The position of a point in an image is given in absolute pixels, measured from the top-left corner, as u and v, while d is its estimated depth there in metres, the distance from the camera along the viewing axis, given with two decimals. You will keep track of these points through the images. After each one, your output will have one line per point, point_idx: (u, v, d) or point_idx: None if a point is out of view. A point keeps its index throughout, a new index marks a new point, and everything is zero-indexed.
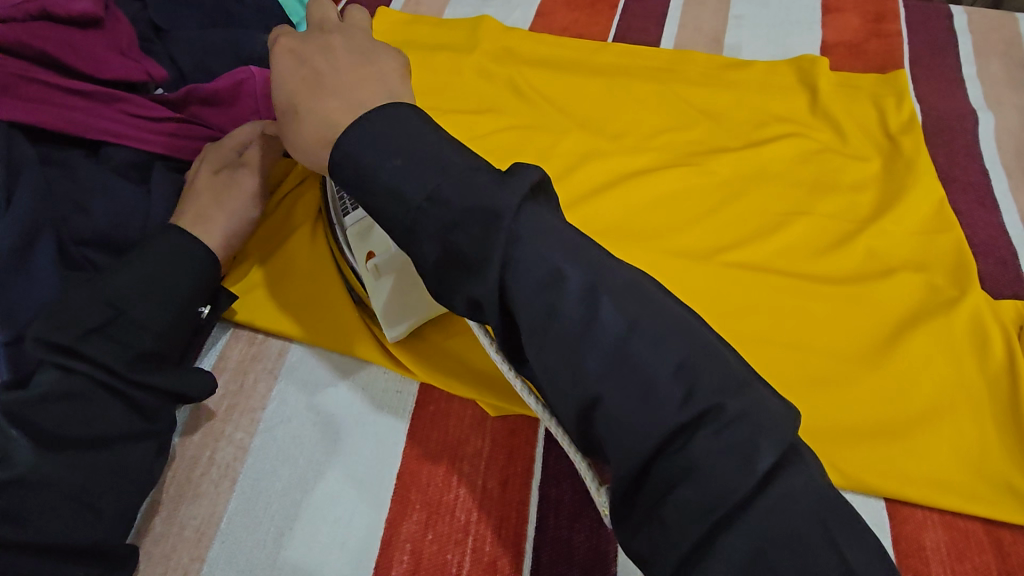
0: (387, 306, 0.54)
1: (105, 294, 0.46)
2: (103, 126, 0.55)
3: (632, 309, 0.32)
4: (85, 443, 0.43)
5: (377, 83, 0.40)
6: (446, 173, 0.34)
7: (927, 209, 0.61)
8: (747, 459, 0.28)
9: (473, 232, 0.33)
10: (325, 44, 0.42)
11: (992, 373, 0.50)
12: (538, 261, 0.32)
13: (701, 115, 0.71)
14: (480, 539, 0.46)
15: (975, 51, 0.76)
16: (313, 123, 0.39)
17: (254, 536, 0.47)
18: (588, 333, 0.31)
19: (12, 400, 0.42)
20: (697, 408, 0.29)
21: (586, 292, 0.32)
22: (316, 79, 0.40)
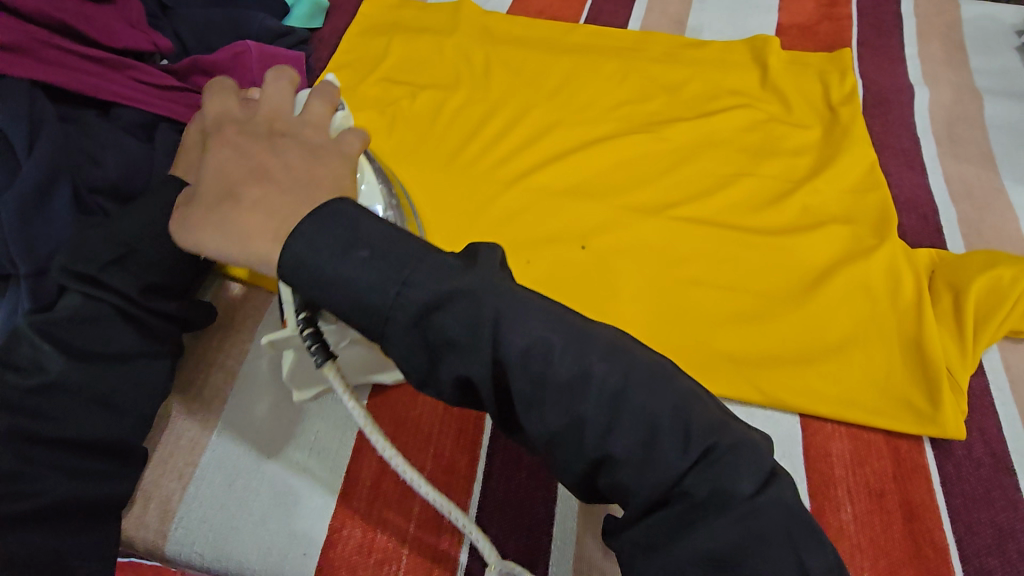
0: (295, 373, 0.54)
1: (119, 232, 0.51)
2: (115, 90, 0.62)
3: (624, 363, 0.33)
4: (103, 359, 0.49)
5: (331, 179, 0.38)
6: (411, 264, 0.33)
7: (859, 170, 0.67)
8: (740, 487, 0.31)
9: (458, 311, 0.32)
10: (270, 141, 0.40)
11: (903, 308, 0.56)
12: (523, 333, 0.32)
13: (660, 89, 0.77)
14: (441, 447, 0.53)
15: (918, 32, 0.82)
16: (255, 219, 0.36)
17: (243, 447, 0.53)
18: (586, 395, 0.32)
19: (38, 320, 0.48)
20: (694, 450, 0.31)
21: (576, 355, 0.33)
22: (259, 174, 0.38)
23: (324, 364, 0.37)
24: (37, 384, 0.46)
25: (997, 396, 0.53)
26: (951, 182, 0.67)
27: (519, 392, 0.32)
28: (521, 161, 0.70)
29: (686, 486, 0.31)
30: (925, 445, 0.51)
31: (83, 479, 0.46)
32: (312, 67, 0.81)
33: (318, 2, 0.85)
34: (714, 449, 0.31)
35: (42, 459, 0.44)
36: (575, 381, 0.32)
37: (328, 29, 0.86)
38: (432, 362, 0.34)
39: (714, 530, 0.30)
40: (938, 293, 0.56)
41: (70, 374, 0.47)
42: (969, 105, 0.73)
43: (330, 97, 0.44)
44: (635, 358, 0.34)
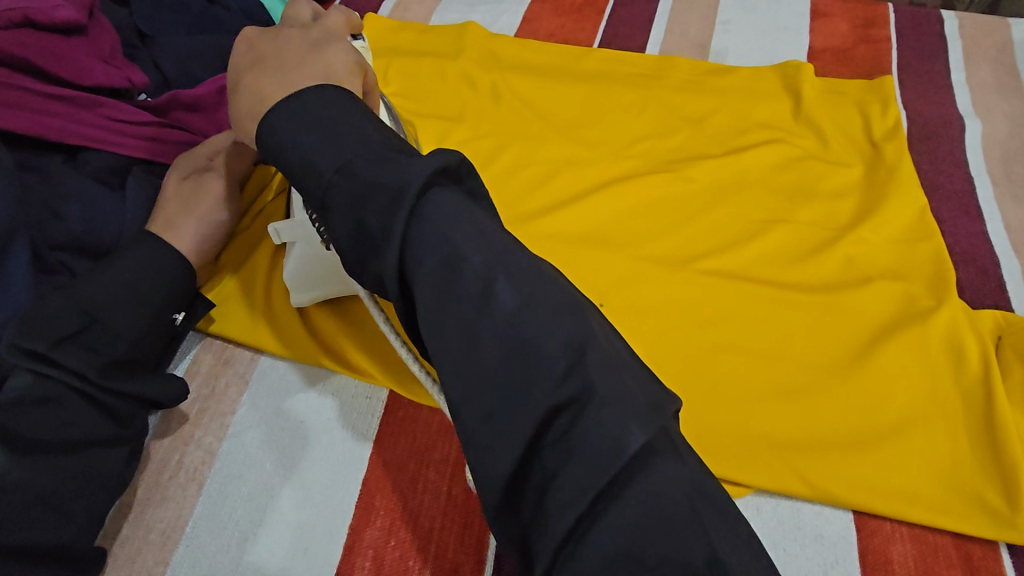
0: (294, 275, 0.56)
1: (79, 300, 0.46)
2: (83, 132, 0.56)
3: (528, 289, 0.31)
4: (54, 447, 0.43)
5: (315, 68, 0.41)
6: (360, 146, 0.34)
7: (908, 216, 0.60)
8: (629, 439, 0.28)
9: (379, 206, 0.32)
10: (278, 38, 0.43)
11: (969, 384, 0.49)
12: (436, 241, 0.31)
13: (682, 121, 0.70)
14: (442, 545, 0.46)
15: (965, 57, 0.75)
16: (246, 99, 0.40)
17: (219, 541, 0.47)
18: (479, 312, 0.30)
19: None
20: (575, 384, 0.29)
21: (480, 270, 0.31)
22: (258, 63, 0.41)
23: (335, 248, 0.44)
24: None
25: None
26: (1013, 229, 0.60)
27: (422, 298, 0.31)
28: (529, 206, 0.64)
29: (565, 421, 0.29)
30: (1002, 551, 0.44)
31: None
32: None
33: None
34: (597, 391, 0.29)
35: None
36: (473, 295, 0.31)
37: None
38: (358, 252, 0.33)
39: (590, 481, 0.27)
40: (1009, 366, 0.49)
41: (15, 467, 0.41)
42: None
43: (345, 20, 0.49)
44: (559, 292, 0.32)
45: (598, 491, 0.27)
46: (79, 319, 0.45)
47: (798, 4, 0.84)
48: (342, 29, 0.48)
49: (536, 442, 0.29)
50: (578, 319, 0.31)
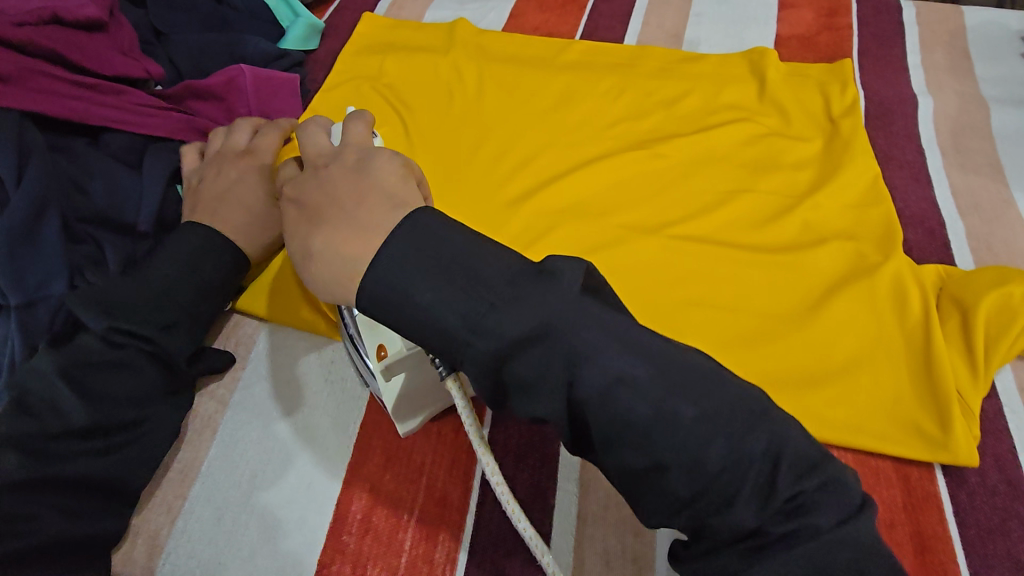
0: (402, 405, 0.50)
1: (149, 282, 0.51)
2: (107, 116, 0.62)
3: (704, 403, 0.31)
4: (120, 400, 0.48)
5: (374, 195, 0.37)
6: (480, 293, 0.32)
7: (862, 184, 0.65)
8: (823, 522, 0.30)
9: (532, 357, 0.31)
10: (318, 180, 0.40)
11: (910, 327, 0.54)
12: (600, 371, 0.31)
13: (656, 105, 0.76)
14: (433, 477, 0.51)
15: (921, 41, 0.81)
16: (328, 268, 0.36)
17: (231, 478, 0.52)
18: (671, 439, 0.30)
19: (59, 362, 0.48)
20: (780, 499, 0.30)
21: (657, 400, 0.30)
22: (317, 220, 0.38)
23: (447, 377, 0.39)
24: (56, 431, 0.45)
25: (1012, 419, 0.51)
26: (958, 194, 0.65)
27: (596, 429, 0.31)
28: (515, 187, 0.69)
29: (767, 533, 0.30)
30: (936, 471, 0.49)
31: (80, 519, 0.45)
32: (307, 89, 0.80)
33: (314, 24, 0.84)
34: (799, 493, 0.30)
35: (46, 499, 0.44)
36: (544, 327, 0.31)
37: (324, 51, 0.85)
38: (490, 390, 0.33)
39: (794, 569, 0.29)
40: (947, 311, 0.54)
41: (87, 417, 0.46)
42: (976, 114, 0.72)
43: (367, 119, 0.44)
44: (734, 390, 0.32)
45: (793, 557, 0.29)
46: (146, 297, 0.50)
47: None
48: (366, 134, 0.43)
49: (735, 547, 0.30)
50: (767, 424, 0.31)
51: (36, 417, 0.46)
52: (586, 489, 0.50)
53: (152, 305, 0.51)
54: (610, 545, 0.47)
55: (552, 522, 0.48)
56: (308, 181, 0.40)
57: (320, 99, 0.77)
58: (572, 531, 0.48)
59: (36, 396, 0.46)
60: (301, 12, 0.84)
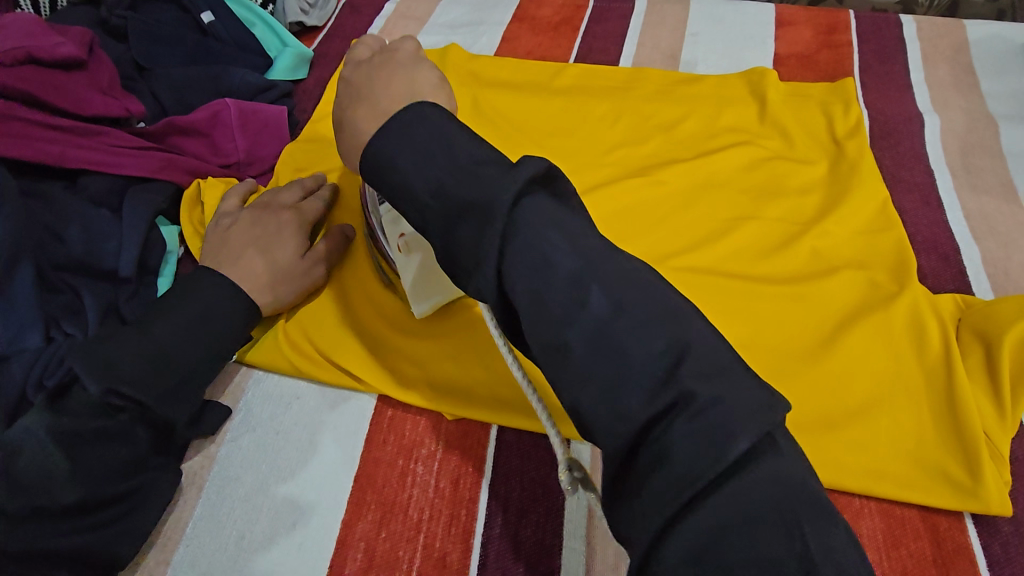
0: (415, 286, 0.54)
1: (151, 344, 0.49)
2: (84, 158, 0.60)
3: (620, 295, 0.30)
4: (114, 473, 0.46)
5: (407, 90, 0.42)
6: (450, 166, 0.34)
7: (871, 208, 0.63)
8: (726, 447, 0.26)
9: (472, 229, 0.32)
10: (367, 67, 0.44)
11: (931, 363, 0.51)
12: (528, 250, 0.31)
13: (654, 129, 0.74)
14: (431, 535, 0.48)
15: (923, 57, 0.79)
16: (350, 136, 0.42)
17: (216, 540, 0.48)
18: (574, 322, 0.30)
19: (53, 426, 0.45)
20: (668, 396, 0.28)
21: (571, 279, 0.31)
22: (358, 95, 0.43)
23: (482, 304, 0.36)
24: (45, 508, 0.43)
25: None
26: (971, 217, 0.62)
27: None
28: None
29: (653, 432, 0.28)
30: (967, 521, 0.46)
31: None
32: (296, 120, 0.77)
33: (302, 53, 0.81)
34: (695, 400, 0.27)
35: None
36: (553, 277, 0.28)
37: (313, 79, 0.82)
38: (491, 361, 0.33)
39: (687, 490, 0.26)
40: (969, 345, 0.51)
41: (81, 492, 0.44)
42: (984, 132, 0.70)
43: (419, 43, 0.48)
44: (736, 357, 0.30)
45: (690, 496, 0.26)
46: (151, 365, 0.48)
47: (763, 14, 0.87)
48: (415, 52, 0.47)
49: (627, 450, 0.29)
50: (673, 326, 0.30)
51: (22, 490, 0.43)
52: (593, 547, 0.46)
53: (154, 370, 0.48)
54: None
55: None
56: (359, 66, 0.45)
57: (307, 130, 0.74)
58: None
59: (23, 465, 0.44)
60: (289, 40, 0.81)
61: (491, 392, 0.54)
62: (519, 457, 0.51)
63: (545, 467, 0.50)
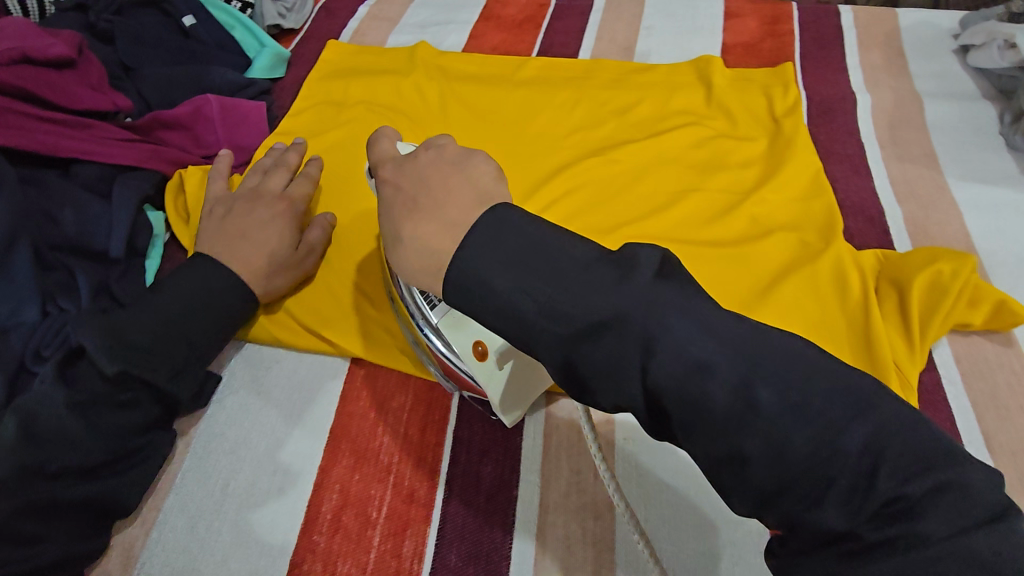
0: (505, 398, 0.48)
1: (163, 322, 0.52)
2: (74, 147, 0.64)
3: (791, 392, 0.28)
4: (123, 436, 0.51)
5: (467, 191, 0.37)
6: (554, 279, 0.32)
7: (805, 178, 0.68)
8: (934, 531, 0.25)
9: (606, 345, 0.30)
10: (415, 167, 0.40)
11: (851, 309, 0.57)
12: (678, 356, 0.29)
13: (610, 114, 0.79)
14: (401, 474, 0.52)
15: (858, 43, 0.85)
16: (414, 254, 0.37)
17: (204, 488, 0.53)
18: (754, 429, 0.28)
19: (72, 398, 0.49)
20: (876, 500, 0.26)
21: (733, 385, 0.29)
22: (412, 206, 0.38)
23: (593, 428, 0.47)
24: (63, 468, 0.47)
25: (949, 390, 0.54)
26: (896, 183, 0.68)
27: None
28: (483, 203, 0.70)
29: (863, 538, 0.26)
30: None
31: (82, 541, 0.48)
32: (275, 115, 0.82)
33: (280, 53, 0.87)
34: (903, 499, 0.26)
35: (53, 523, 0.47)
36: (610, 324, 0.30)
37: (291, 78, 0.87)
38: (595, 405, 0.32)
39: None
40: (885, 292, 0.57)
41: (100, 453, 0.49)
42: (910, 108, 0.76)
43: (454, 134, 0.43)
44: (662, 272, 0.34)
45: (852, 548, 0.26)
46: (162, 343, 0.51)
47: (713, 7, 0.93)
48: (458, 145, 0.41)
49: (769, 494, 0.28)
50: (873, 414, 0.28)
51: (44, 453, 0.47)
52: (547, 479, 0.51)
53: (167, 350, 0.52)
54: (571, 531, 0.49)
55: (516, 510, 0.50)
56: (402, 167, 0.41)
57: (285, 123, 0.79)
58: (534, 519, 0.50)
59: (41, 427, 0.47)
60: (267, 41, 0.86)
61: None
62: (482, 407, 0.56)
63: None
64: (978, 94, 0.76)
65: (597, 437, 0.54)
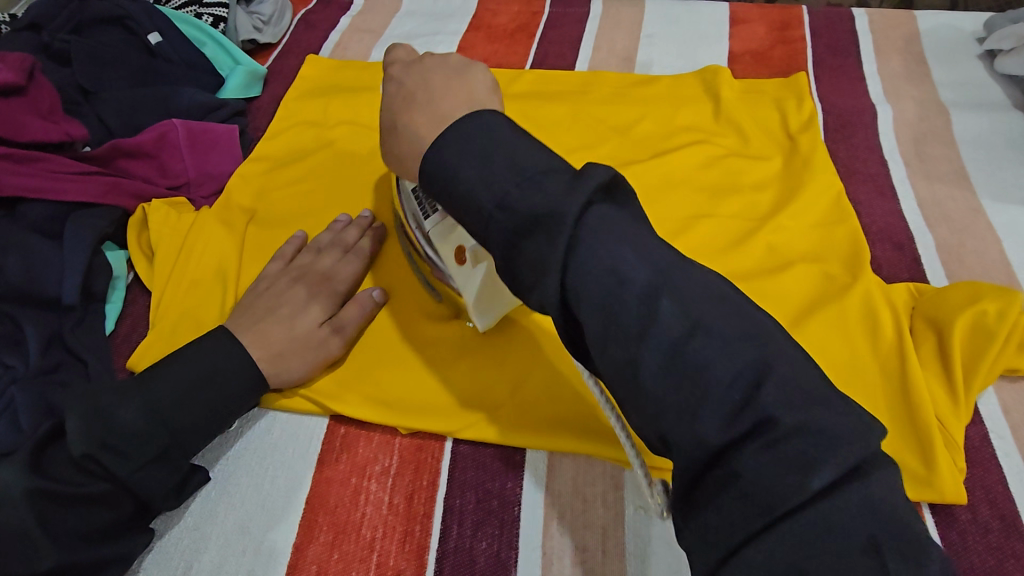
0: (476, 302, 0.49)
1: (155, 406, 0.45)
2: (23, 184, 0.59)
3: (695, 314, 0.29)
4: (87, 540, 0.42)
5: (460, 92, 0.40)
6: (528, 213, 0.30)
7: (826, 201, 0.62)
8: (803, 472, 0.26)
9: (539, 242, 0.31)
10: (420, 67, 0.42)
11: (884, 353, 0.51)
12: (597, 266, 0.30)
13: (610, 131, 0.73)
14: (385, 553, 0.46)
15: (875, 49, 0.79)
16: (406, 141, 0.41)
17: (164, 572, 0.46)
18: (646, 343, 0.29)
19: (33, 485, 0.40)
20: (749, 420, 0.27)
21: (646, 293, 0.30)
22: (410, 98, 0.41)
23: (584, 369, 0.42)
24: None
25: (1000, 447, 0.48)
26: (925, 205, 0.62)
27: None
28: None
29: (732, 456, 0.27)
30: (925, 511, 0.45)
31: None
32: (250, 138, 0.76)
33: (254, 71, 0.81)
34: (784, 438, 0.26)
35: None
36: (542, 222, 0.31)
37: (267, 97, 0.81)
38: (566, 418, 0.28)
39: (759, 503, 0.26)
40: (922, 334, 0.51)
41: (56, 564, 0.40)
42: (935, 121, 0.70)
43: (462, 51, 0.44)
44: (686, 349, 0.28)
45: (768, 522, 0.26)
46: (148, 427, 0.44)
47: (717, 13, 0.88)
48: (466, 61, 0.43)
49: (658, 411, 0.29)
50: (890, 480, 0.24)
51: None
52: (550, 557, 0.46)
53: (152, 443, 0.44)
54: None
55: None
56: (410, 69, 0.43)
57: (260, 147, 0.73)
58: None
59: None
60: (241, 59, 0.81)
61: (540, 418, 0.51)
62: (477, 471, 0.50)
63: (502, 478, 0.49)
64: (1008, 103, 0.71)
65: (605, 509, 0.47)
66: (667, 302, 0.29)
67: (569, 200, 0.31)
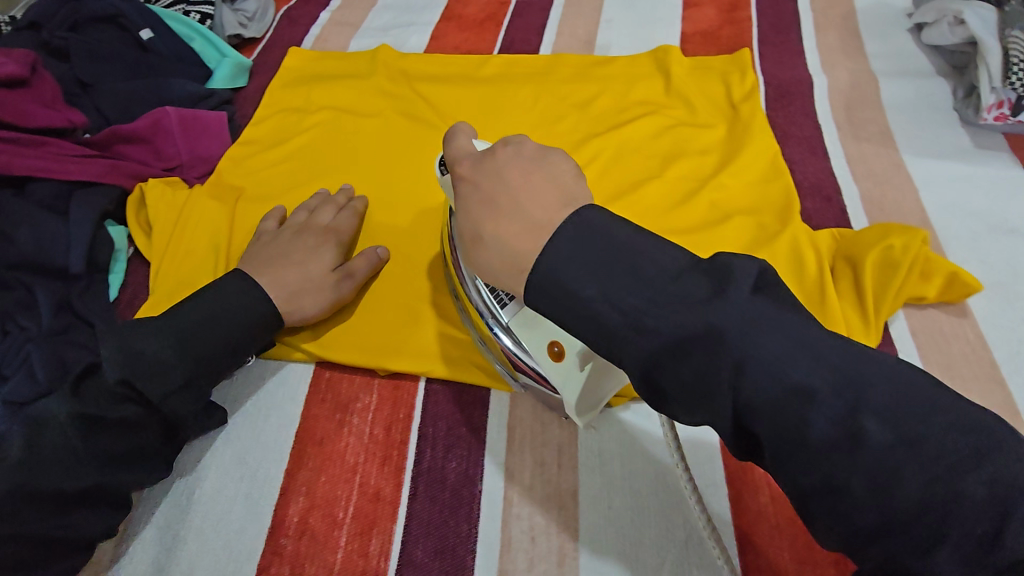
0: (578, 401, 0.44)
1: (177, 339, 0.51)
2: (30, 166, 0.65)
3: (905, 426, 0.25)
4: (118, 458, 0.48)
5: (549, 189, 0.35)
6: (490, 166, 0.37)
7: (763, 160, 0.69)
8: None
9: (693, 361, 0.28)
10: (494, 162, 0.38)
11: (807, 287, 0.57)
12: (770, 377, 0.27)
13: (571, 107, 0.79)
14: (367, 474, 0.52)
15: (814, 26, 0.86)
16: (497, 255, 0.35)
17: (171, 497, 0.52)
18: (849, 466, 0.25)
19: (75, 410, 0.46)
20: (998, 558, 0.23)
21: (840, 415, 0.26)
22: (491, 204, 0.36)
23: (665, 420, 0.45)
24: (53, 490, 0.44)
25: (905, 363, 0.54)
26: (852, 162, 0.69)
27: None
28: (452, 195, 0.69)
29: None
30: None
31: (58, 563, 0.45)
32: (237, 124, 0.82)
33: (241, 63, 0.86)
34: None
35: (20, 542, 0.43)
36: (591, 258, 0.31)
37: (253, 87, 0.87)
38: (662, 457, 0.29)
39: None
40: (841, 271, 0.57)
41: (92, 479, 0.46)
42: (866, 88, 0.76)
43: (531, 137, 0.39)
44: None
45: None
46: (171, 356, 0.50)
47: None
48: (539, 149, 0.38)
49: (813, 493, 0.27)
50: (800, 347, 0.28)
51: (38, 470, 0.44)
52: (512, 472, 0.52)
53: (177, 370, 0.50)
54: (535, 522, 0.49)
55: (480, 502, 0.50)
56: (481, 164, 0.38)
57: (250, 131, 0.79)
58: (497, 512, 0.50)
59: (44, 443, 0.45)
60: (227, 51, 0.86)
61: None
62: (448, 404, 0.56)
63: (472, 409, 0.55)
64: (933, 71, 0.77)
65: (561, 429, 0.53)
66: (872, 423, 0.25)
67: (703, 313, 0.28)
